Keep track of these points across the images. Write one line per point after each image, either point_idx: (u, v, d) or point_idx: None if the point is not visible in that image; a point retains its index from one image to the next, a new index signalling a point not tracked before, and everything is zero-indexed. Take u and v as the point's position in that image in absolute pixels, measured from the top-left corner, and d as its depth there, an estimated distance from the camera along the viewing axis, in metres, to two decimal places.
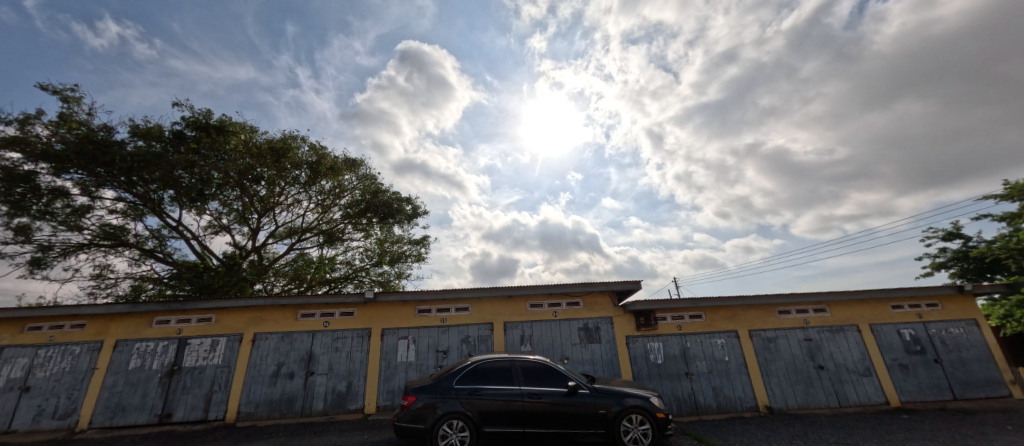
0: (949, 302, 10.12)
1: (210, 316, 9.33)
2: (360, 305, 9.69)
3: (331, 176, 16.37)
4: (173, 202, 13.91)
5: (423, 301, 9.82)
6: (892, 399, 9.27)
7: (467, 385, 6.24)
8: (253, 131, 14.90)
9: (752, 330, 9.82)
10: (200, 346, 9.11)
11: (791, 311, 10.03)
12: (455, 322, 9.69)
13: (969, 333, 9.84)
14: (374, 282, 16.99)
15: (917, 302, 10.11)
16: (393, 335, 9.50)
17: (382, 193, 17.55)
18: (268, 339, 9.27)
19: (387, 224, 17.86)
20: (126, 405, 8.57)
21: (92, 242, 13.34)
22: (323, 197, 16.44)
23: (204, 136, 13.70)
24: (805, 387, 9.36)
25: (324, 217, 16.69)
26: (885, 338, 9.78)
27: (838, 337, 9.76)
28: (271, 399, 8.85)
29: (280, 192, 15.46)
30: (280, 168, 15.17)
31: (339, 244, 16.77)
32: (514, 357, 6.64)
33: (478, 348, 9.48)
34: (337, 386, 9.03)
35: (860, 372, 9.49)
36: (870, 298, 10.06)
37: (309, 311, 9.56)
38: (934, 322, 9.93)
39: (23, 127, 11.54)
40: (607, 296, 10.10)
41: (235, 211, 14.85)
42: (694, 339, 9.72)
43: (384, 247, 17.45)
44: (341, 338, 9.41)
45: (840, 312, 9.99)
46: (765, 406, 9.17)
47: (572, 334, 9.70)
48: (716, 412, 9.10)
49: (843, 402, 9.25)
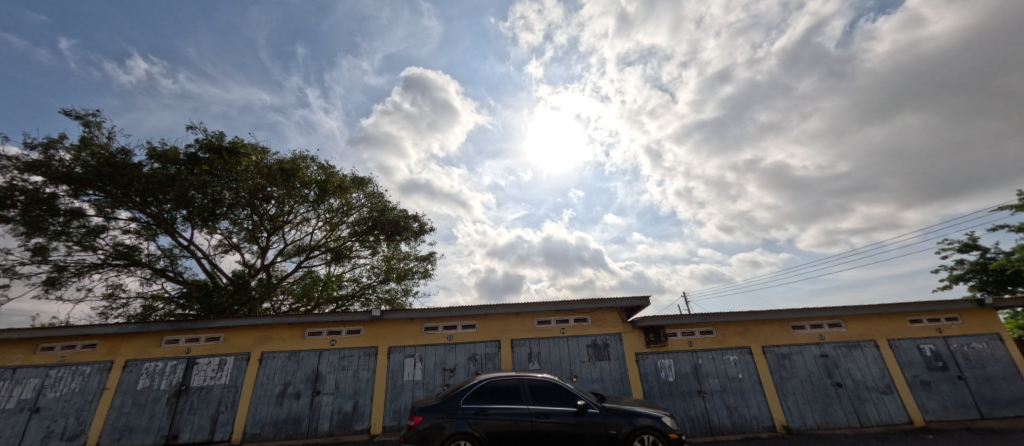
0: (970, 316, 9.82)
1: (219, 335, 9.35)
2: (366, 323, 9.65)
3: (340, 194, 16.59)
4: (185, 222, 14.16)
5: (430, 319, 9.75)
6: (916, 418, 8.92)
7: (474, 405, 6.14)
8: (264, 152, 15.21)
9: (765, 346, 9.59)
10: (208, 365, 9.11)
11: (805, 326, 9.80)
12: (462, 340, 9.61)
13: (993, 348, 9.52)
14: (381, 299, 16.99)
15: (936, 316, 9.84)
16: (399, 354, 9.43)
17: (389, 211, 17.72)
18: (276, 358, 9.25)
19: (394, 241, 17.95)
20: (133, 426, 8.54)
21: (105, 261, 13.59)
22: (331, 215, 16.62)
23: (217, 158, 14.02)
24: (823, 406, 9.06)
25: (332, 235, 16.82)
26: (904, 354, 9.49)
27: (855, 353, 9.50)
28: (277, 420, 8.77)
29: (290, 210, 15.68)
30: (291, 187, 15.42)
31: (347, 261, 16.87)
32: (522, 376, 6.56)
33: (485, 366, 9.37)
34: (343, 406, 8.95)
35: (880, 390, 9.18)
36: (887, 312, 9.80)
37: (317, 329, 9.56)
38: (955, 336, 9.63)
39: (47, 151, 11.91)
40: (616, 312, 9.97)
41: (245, 229, 15.03)
42: (706, 356, 9.52)
43: (391, 264, 17.46)
44: (348, 356, 9.36)
45: (856, 327, 9.75)
46: (782, 426, 8.87)
47: (580, 351, 9.55)
48: (731, 433, 8.83)
49: (863, 421, 8.92)
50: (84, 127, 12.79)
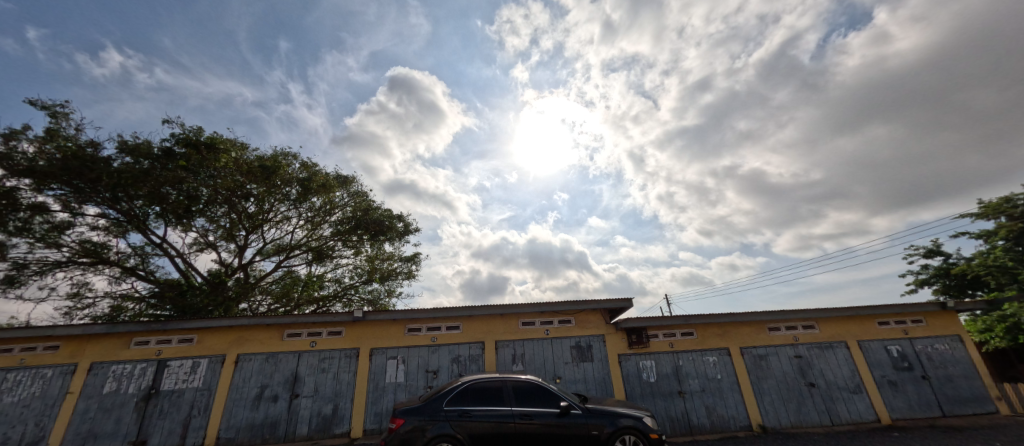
0: (933, 318, 10.29)
1: (192, 336, 9.03)
2: (348, 324, 9.48)
3: (322, 193, 16.27)
4: (158, 219, 13.66)
5: (413, 320, 9.65)
6: (883, 417, 9.28)
7: (457, 407, 6.10)
8: (243, 148, 14.80)
9: (743, 347, 9.84)
10: (180, 368, 8.79)
11: (780, 328, 10.09)
12: (446, 341, 9.54)
13: (954, 349, 9.99)
14: (363, 300, 16.72)
15: (902, 319, 10.27)
16: (381, 355, 9.29)
17: (373, 210, 17.46)
18: (252, 360, 8.99)
19: (378, 241, 17.69)
20: (98, 432, 8.17)
21: (71, 259, 12.98)
22: (313, 214, 16.27)
23: (194, 153, 13.52)
24: (797, 405, 9.34)
25: (313, 234, 16.47)
26: (873, 355, 9.87)
27: (827, 354, 9.83)
28: (252, 424, 8.52)
29: (269, 208, 15.29)
30: (271, 185, 15.01)
31: (328, 261, 16.53)
32: (506, 377, 6.56)
33: (469, 368, 9.33)
34: (322, 409, 8.76)
35: (850, 390, 9.52)
36: (857, 314, 10.18)
37: (296, 331, 9.33)
38: (919, 338, 10.07)
39: (8, 142, 11.32)
40: (599, 314, 10.07)
41: (222, 227, 14.58)
42: (686, 357, 9.69)
43: (374, 264, 17.21)
44: (328, 358, 9.18)
45: (828, 329, 10.09)
46: (758, 426, 9.10)
47: (564, 352, 9.60)
48: (709, 432, 9.01)
49: (835, 420, 9.23)
50: (50, 118, 12.21)
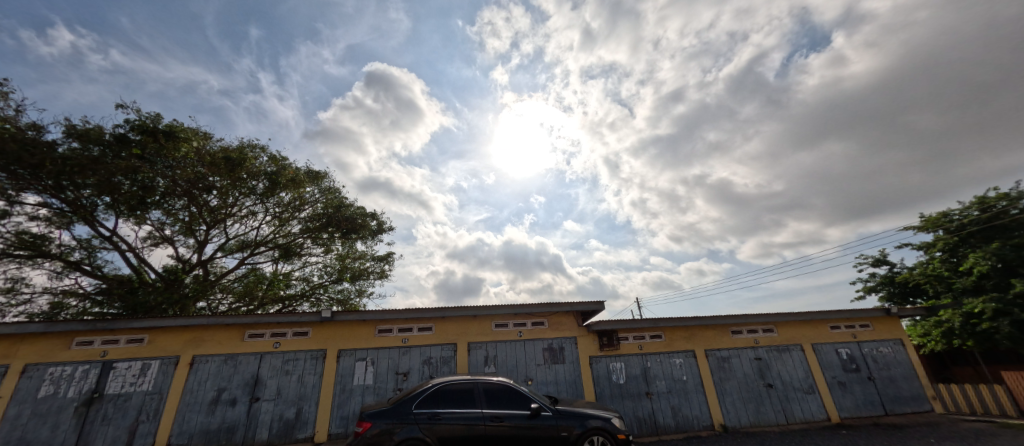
0: (879, 323, 11.02)
1: (143, 336, 8.48)
2: (315, 324, 9.17)
3: (292, 188, 15.68)
4: (108, 210, 12.80)
5: (385, 320, 9.44)
6: (833, 415, 9.84)
7: (426, 410, 6.01)
8: (206, 138, 14.08)
9: (708, 349, 10.20)
10: (128, 370, 8.23)
11: (742, 331, 10.53)
12: (417, 343, 9.39)
13: (895, 352, 10.74)
14: (332, 300, 16.22)
15: (851, 323, 10.94)
16: (350, 357, 9.03)
17: (346, 207, 16.98)
18: (209, 362, 8.53)
19: (349, 240, 17.22)
20: (30, 439, 7.52)
21: (5, 252, 11.92)
22: (281, 209, 15.66)
23: (150, 141, 12.71)
24: (756, 405, 9.76)
25: (280, 230, 15.84)
26: (825, 357, 10.45)
27: (784, 356, 10.33)
28: (207, 429, 8.09)
29: (233, 202, 14.60)
30: (236, 178, 14.35)
31: (296, 258, 15.94)
32: (477, 379, 6.52)
33: (440, 370, 9.22)
34: (284, 413, 8.42)
35: (804, 390, 10.04)
36: (812, 319, 10.76)
37: (258, 331, 8.93)
38: (866, 341, 10.76)
39: None
40: (572, 316, 10.19)
41: (180, 221, 13.80)
42: (655, 359, 9.94)
43: (345, 263, 16.73)
44: (292, 360, 8.83)
45: (785, 332, 10.61)
46: (720, 425, 9.45)
47: (537, 354, 9.65)
48: (675, 432, 9.28)
49: (790, 419, 9.70)
50: None
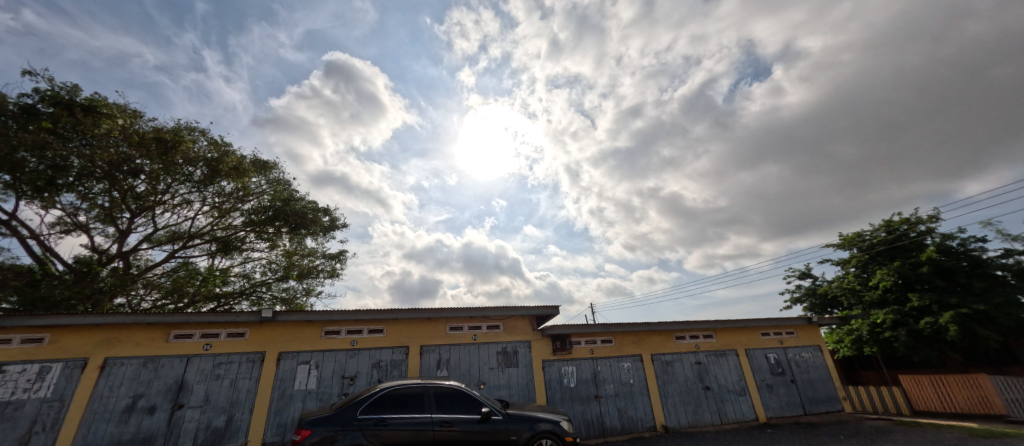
0: (803, 330, 12.03)
1: (43, 336, 7.54)
2: (253, 325, 8.62)
3: (235, 177, 14.66)
4: (6, 190, 11.34)
5: (332, 322, 9.06)
6: (760, 415, 10.60)
7: (372, 415, 5.82)
8: (134, 116, 12.88)
9: (654, 353, 10.65)
10: (21, 374, 7.25)
11: (685, 336, 11.11)
12: (367, 345, 9.08)
13: (816, 357, 11.77)
14: (276, 299, 15.33)
15: (780, 330, 11.86)
16: (291, 360, 8.57)
17: (295, 201, 16.05)
18: (125, 365, 7.77)
19: (298, 235, 16.37)
20: None
21: None
22: (221, 199, 14.62)
23: (65, 114, 11.49)
24: (694, 406, 10.31)
25: (219, 222, 14.79)
26: (756, 361, 11.25)
27: (721, 361, 11.00)
28: (119, 440, 7.36)
29: (165, 189, 13.45)
30: (169, 162, 13.22)
31: (236, 253, 14.91)
32: (428, 383, 6.40)
33: (390, 373, 8.96)
34: (212, 421, 7.84)
35: (737, 392, 10.74)
36: (746, 326, 11.55)
37: (187, 331, 8.27)
38: (792, 347, 11.70)
39: None
40: (527, 320, 10.29)
41: (98, 207, 12.53)
42: (604, 363, 10.24)
43: (292, 260, 15.87)
44: (225, 363, 8.24)
45: (723, 338, 11.32)
46: (661, 426, 9.88)
47: (489, 358, 9.63)
48: (619, 433, 9.59)
49: (723, 419, 10.33)
50: None
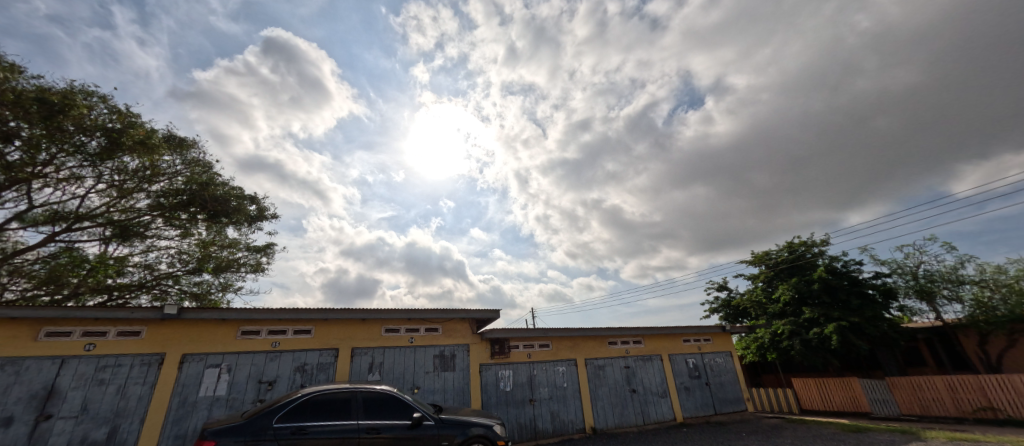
0: (719, 337, 13.14)
1: None
2: (151, 323, 7.60)
3: (142, 154, 12.90)
4: None
5: (251, 321, 8.27)
6: (678, 416, 11.36)
7: (289, 423, 5.36)
8: (11, 70, 10.85)
9: (587, 358, 11.00)
10: None
11: (617, 342, 11.62)
12: (290, 347, 8.39)
13: (728, 362, 12.89)
14: (184, 293, 13.71)
15: (700, 337, 12.84)
16: (198, 363, 7.68)
17: (215, 186, 14.47)
18: None
19: (217, 224, 14.82)
20: None
21: None
22: (121, 177, 12.83)
23: None
24: (621, 408, 10.78)
25: (118, 204, 12.93)
26: (677, 365, 12.06)
27: (647, 365, 11.65)
28: None
29: (48, 160, 11.53)
30: (56, 129, 11.33)
31: (138, 241, 13.14)
32: (356, 388, 6.02)
33: (315, 378, 8.35)
34: (90, 433, 6.77)
35: (659, 394, 11.42)
36: (671, 332, 12.35)
37: (62, 329, 7.06)
38: (709, 353, 12.72)
39: None
40: (467, 323, 10.13)
41: None
42: (540, 367, 10.38)
43: (207, 251, 14.30)
44: (111, 366, 7.17)
45: (650, 343, 12.01)
46: (590, 428, 10.20)
47: (425, 361, 9.34)
48: (551, 436, 9.75)
49: (646, 420, 10.92)
50: None
